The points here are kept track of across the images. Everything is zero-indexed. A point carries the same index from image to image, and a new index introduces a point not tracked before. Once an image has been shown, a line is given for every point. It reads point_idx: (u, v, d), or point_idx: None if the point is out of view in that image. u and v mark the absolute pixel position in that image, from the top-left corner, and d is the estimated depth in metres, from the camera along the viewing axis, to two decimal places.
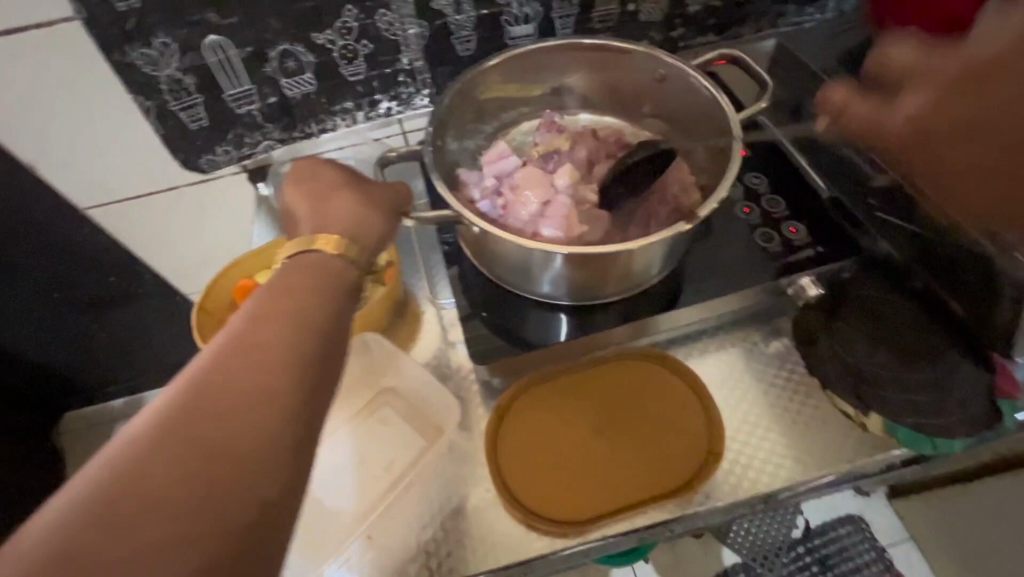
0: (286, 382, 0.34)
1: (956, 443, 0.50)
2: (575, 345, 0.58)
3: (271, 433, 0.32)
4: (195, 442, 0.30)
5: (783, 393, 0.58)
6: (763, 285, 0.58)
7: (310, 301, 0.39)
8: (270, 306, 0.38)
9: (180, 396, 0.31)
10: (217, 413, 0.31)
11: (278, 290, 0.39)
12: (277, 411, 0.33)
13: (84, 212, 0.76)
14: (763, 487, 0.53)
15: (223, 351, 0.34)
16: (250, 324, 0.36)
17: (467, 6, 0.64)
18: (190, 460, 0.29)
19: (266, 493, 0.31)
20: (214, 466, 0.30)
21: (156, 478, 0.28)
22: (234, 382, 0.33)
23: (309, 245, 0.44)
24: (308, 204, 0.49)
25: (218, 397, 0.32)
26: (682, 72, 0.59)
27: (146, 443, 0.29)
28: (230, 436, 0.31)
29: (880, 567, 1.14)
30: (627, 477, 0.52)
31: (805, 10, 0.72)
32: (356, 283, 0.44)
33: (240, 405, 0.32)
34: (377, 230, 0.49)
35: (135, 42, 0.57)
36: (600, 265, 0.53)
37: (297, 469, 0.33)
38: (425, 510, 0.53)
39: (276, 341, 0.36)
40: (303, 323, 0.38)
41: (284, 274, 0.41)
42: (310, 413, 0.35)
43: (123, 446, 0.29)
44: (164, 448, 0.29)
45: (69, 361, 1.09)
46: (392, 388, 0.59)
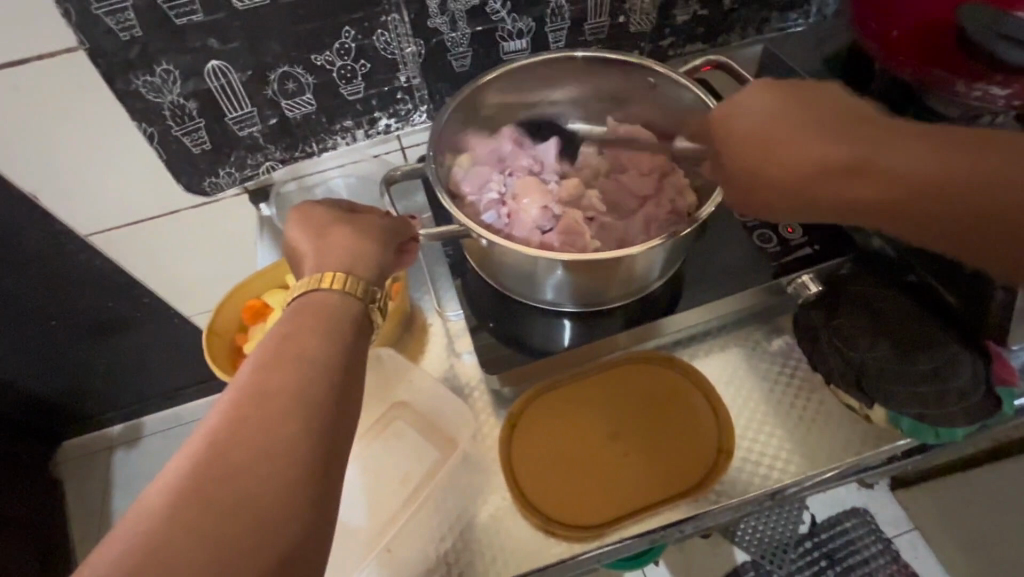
0: (296, 430, 0.34)
1: (958, 431, 0.52)
2: (582, 350, 0.59)
3: (283, 486, 0.33)
4: (209, 505, 0.31)
5: (787, 389, 0.60)
6: (763, 285, 0.60)
7: (315, 344, 0.39)
8: (275, 353, 0.38)
9: (191, 461, 0.32)
10: (228, 474, 0.32)
11: (284, 335, 0.40)
12: (288, 460, 0.33)
13: (86, 238, 0.77)
14: (773, 483, 0.54)
15: (229, 409, 0.34)
16: (258, 375, 0.36)
17: (462, 23, 0.65)
18: (203, 526, 0.30)
19: (281, 551, 0.31)
20: (229, 529, 0.30)
21: (171, 549, 0.29)
22: (243, 439, 0.33)
23: (316, 283, 0.44)
24: (313, 237, 0.49)
25: (227, 455, 0.32)
26: (673, 80, 0.60)
27: (161, 511, 0.30)
28: (242, 495, 0.31)
29: (887, 559, 1.16)
30: (640, 479, 0.53)
31: (789, 15, 0.74)
32: (363, 314, 0.44)
33: (250, 462, 0.32)
34: (377, 260, 0.49)
35: (137, 70, 0.58)
36: (602, 270, 0.54)
37: (312, 520, 0.33)
38: (442, 522, 0.53)
39: (284, 392, 0.36)
40: (310, 368, 0.37)
41: (289, 317, 0.41)
42: (324, 456, 0.35)
43: (139, 516, 0.30)
44: (177, 515, 0.30)
45: (70, 388, 1.09)
46: (404, 402, 0.59)
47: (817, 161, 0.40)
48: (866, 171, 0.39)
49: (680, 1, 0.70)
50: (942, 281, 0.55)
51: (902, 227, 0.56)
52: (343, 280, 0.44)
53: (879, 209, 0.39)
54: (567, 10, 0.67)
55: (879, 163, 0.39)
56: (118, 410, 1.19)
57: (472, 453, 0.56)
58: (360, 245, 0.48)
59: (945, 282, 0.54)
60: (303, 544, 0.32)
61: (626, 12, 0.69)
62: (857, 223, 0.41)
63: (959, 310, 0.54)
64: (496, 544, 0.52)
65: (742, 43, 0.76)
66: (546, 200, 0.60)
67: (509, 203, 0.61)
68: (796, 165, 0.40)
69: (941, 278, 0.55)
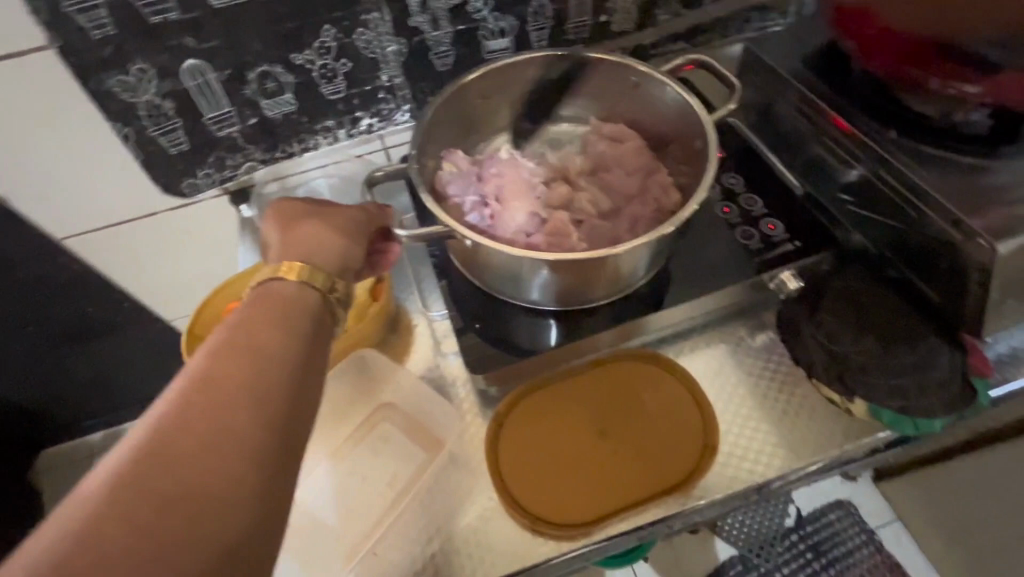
0: (248, 416, 0.34)
1: (936, 422, 0.52)
2: (567, 349, 0.59)
3: (234, 475, 0.32)
4: (153, 493, 0.30)
5: (771, 385, 0.60)
6: (746, 281, 0.60)
7: (270, 332, 0.39)
8: (229, 340, 0.38)
9: (135, 449, 0.31)
10: (176, 462, 0.31)
11: (238, 322, 0.39)
12: (240, 447, 0.33)
13: (61, 242, 0.75)
14: (758, 478, 0.55)
15: (179, 395, 0.34)
16: (210, 363, 0.36)
17: (444, 22, 0.65)
18: (147, 511, 0.29)
19: (231, 536, 0.31)
20: (177, 513, 0.30)
21: (110, 538, 0.28)
22: (194, 424, 0.33)
23: (276, 272, 0.44)
24: (283, 229, 0.50)
25: (175, 440, 0.32)
26: (655, 79, 0.60)
27: (102, 496, 0.29)
28: (191, 480, 0.31)
29: (871, 549, 1.18)
30: (626, 476, 0.53)
31: (769, 15, 0.75)
32: (323, 307, 0.44)
33: (200, 447, 0.32)
34: (344, 253, 0.49)
35: (111, 69, 0.57)
36: (586, 269, 0.54)
37: (263, 509, 0.33)
38: (429, 524, 0.53)
39: (237, 380, 0.35)
40: (265, 358, 0.37)
41: (245, 306, 0.41)
42: (277, 446, 0.35)
43: (77, 503, 0.29)
44: (119, 500, 0.29)
45: (46, 395, 1.06)
46: (390, 403, 0.59)
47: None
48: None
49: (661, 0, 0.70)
50: (920, 277, 0.56)
51: (885, 224, 0.57)
52: (301, 268, 0.45)
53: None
54: (549, 9, 0.67)
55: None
56: (98, 418, 1.17)
57: (459, 454, 0.56)
58: (329, 239, 0.49)
59: (923, 278, 0.56)
60: (251, 535, 0.32)
61: (608, 12, 0.70)
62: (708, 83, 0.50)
63: (936, 304, 0.55)
64: (484, 544, 0.52)
65: (722, 42, 0.76)
66: (527, 203, 0.61)
67: (492, 206, 0.61)
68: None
69: (919, 274, 0.56)
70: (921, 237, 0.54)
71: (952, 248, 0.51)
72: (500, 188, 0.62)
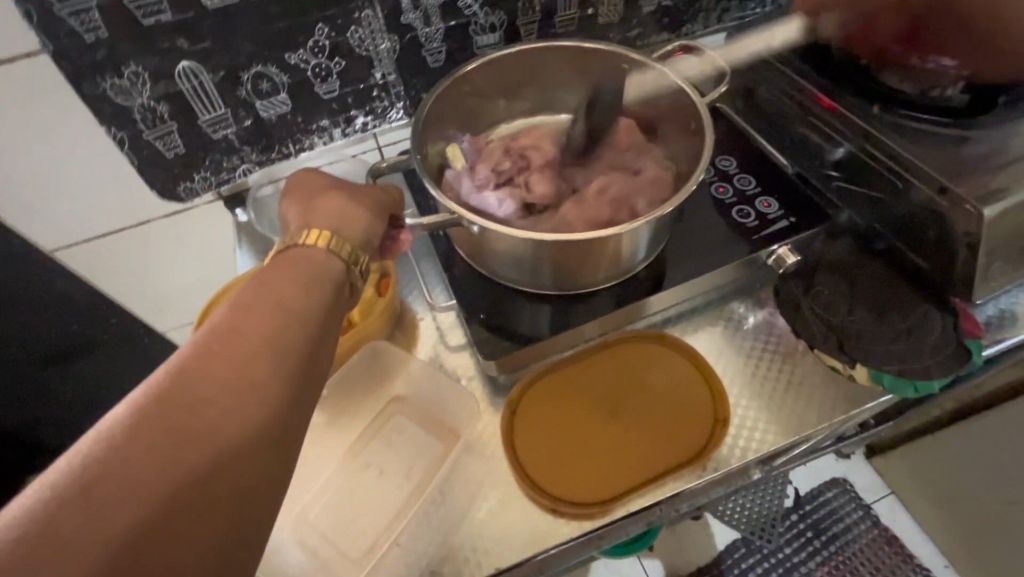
0: (266, 369, 0.35)
1: (935, 383, 0.55)
2: (575, 333, 0.60)
3: (249, 424, 0.33)
4: (174, 430, 0.31)
5: (774, 359, 0.62)
6: (744, 258, 0.61)
7: (291, 292, 0.40)
8: (252, 298, 0.38)
9: (160, 388, 0.32)
10: (196, 404, 0.32)
11: (261, 281, 0.40)
12: (257, 397, 0.34)
13: (51, 254, 0.73)
14: (769, 447, 0.56)
15: (202, 342, 0.35)
16: (233, 316, 0.37)
17: (436, 18, 0.66)
18: (165, 445, 0.30)
19: (241, 480, 0.32)
20: (191, 451, 0.31)
21: (130, 465, 0.29)
22: (213, 370, 0.34)
23: (296, 241, 0.45)
24: (302, 206, 0.50)
25: (195, 384, 0.33)
26: (646, 66, 0.61)
27: (124, 429, 0.30)
28: (208, 422, 0.32)
29: (868, 523, 1.21)
30: (641, 450, 0.54)
31: (747, 4, 0.77)
32: (342, 275, 0.45)
33: (218, 392, 0.33)
34: (365, 228, 0.49)
35: (105, 73, 0.56)
36: (590, 250, 0.55)
37: (272, 461, 0.34)
38: (450, 513, 0.53)
39: (258, 334, 0.36)
40: (287, 316, 0.38)
41: (271, 267, 0.42)
42: (290, 403, 0.36)
43: (101, 433, 0.30)
44: (140, 434, 0.30)
45: (33, 418, 1.04)
46: (402, 397, 0.59)
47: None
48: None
49: None
50: (910, 247, 0.58)
51: (874, 197, 0.59)
52: (327, 238, 0.45)
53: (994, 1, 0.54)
54: (538, 3, 0.69)
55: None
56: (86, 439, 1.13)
57: (475, 443, 0.56)
58: (352, 212, 0.49)
59: (913, 248, 0.58)
60: (260, 483, 0.33)
61: (594, 5, 0.71)
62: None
63: (925, 272, 0.57)
64: (506, 529, 0.52)
65: (704, 32, 0.79)
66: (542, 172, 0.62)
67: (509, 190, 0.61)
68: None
69: (909, 245, 0.58)
70: (911, 208, 0.56)
71: (938, 215, 0.53)
72: (504, 174, 0.63)
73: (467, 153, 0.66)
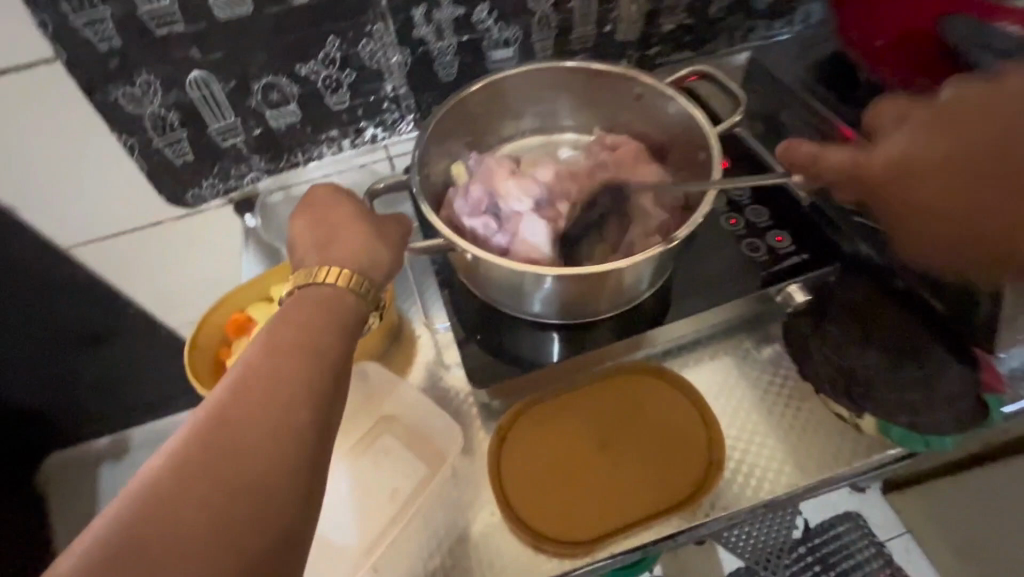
0: (302, 415, 0.35)
1: (948, 439, 0.52)
2: (570, 363, 0.58)
3: (289, 470, 0.33)
4: (215, 482, 0.31)
5: (778, 398, 0.59)
6: (753, 295, 0.60)
7: (324, 333, 0.40)
8: (287, 339, 0.38)
9: (201, 436, 0.32)
10: (237, 453, 0.32)
11: (293, 320, 0.40)
12: (294, 444, 0.34)
13: (67, 250, 0.75)
14: (766, 495, 0.54)
15: (239, 387, 0.35)
16: (263, 358, 0.37)
17: (448, 33, 0.65)
18: (207, 497, 0.30)
19: (282, 530, 0.32)
20: (233, 502, 0.31)
21: (175, 520, 0.29)
22: (253, 417, 0.34)
23: (313, 276, 0.44)
24: (306, 225, 0.49)
25: (235, 433, 0.33)
26: (658, 90, 0.59)
27: (166, 480, 0.30)
28: (249, 472, 0.32)
29: (880, 562, 1.16)
30: (642, 492, 0.52)
31: (775, 24, 0.74)
32: (342, 296, 0.44)
33: (257, 440, 0.33)
34: (357, 248, 0.47)
35: (117, 81, 0.57)
36: (589, 282, 0.53)
37: (308, 507, 0.34)
38: (430, 538, 0.53)
39: (294, 378, 0.36)
40: (315, 356, 0.38)
41: (300, 303, 0.42)
42: (323, 445, 0.36)
43: (143, 484, 0.30)
44: (183, 485, 0.30)
45: (53, 399, 1.08)
46: (392, 415, 0.58)
47: (979, 188, 0.37)
48: (931, 194, 0.39)
49: (668, 9, 0.70)
50: (930, 290, 0.54)
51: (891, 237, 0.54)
52: (344, 274, 0.44)
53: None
54: (553, 19, 0.67)
55: (1016, 180, 0.36)
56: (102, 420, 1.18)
57: (462, 468, 0.56)
58: (347, 232, 0.48)
59: (933, 291, 0.53)
60: (302, 530, 0.33)
61: (613, 21, 0.69)
62: (901, 197, 0.41)
63: (946, 317, 0.53)
64: (489, 560, 0.52)
65: (728, 51, 0.76)
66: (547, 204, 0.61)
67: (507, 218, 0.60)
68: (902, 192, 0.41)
69: (930, 288, 0.53)
70: None
71: None
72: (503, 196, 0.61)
73: (470, 175, 0.64)
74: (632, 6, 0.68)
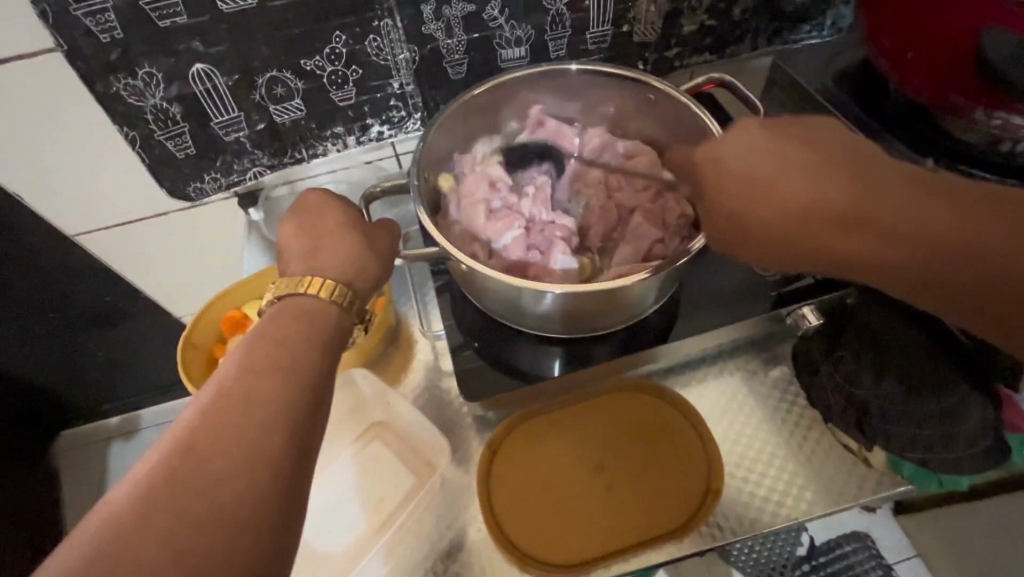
0: (277, 439, 0.34)
1: (964, 478, 0.50)
2: (567, 380, 0.56)
3: (263, 498, 0.32)
4: (181, 514, 0.30)
5: (783, 424, 0.57)
6: (762, 316, 0.57)
7: (305, 351, 0.39)
8: (264, 358, 0.37)
9: (168, 464, 0.31)
10: (205, 484, 0.31)
11: (273, 337, 0.39)
12: (268, 470, 0.33)
13: (73, 238, 0.76)
14: (764, 526, 0.52)
15: (212, 410, 0.34)
16: (237, 380, 0.36)
17: (458, 30, 0.63)
18: (173, 529, 0.29)
19: (255, 559, 0.30)
20: (200, 534, 0.29)
21: (138, 555, 0.28)
22: (223, 443, 0.32)
23: (299, 287, 0.43)
24: (300, 230, 0.48)
25: (205, 462, 0.31)
26: (673, 98, 0.57)
27: (130, 512, 0.29)
28: (218, 503, 0.31)
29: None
30: (638, 519, 0.50)
31: (802, 28, 0.71)
32: (330, 307, 0.43)
33: (228, 467, 0.32)
34: (348, 255, 0.46)
35: (119, 73, 0.56)
36: (590, 299, 0.51)
37: (284, 534, 0.32)
38: (415, 551, 0.52)
39: (269, 400, 0.35)
40: (292, 376, 0.37)
41: (281, 318, 0.41)
42: (300, 470, 0.34)
43: (108, 515, 0.29)
44: (147, 518, 0.29)
45: (64, 380, 1.10)
46: (384, 422, 0.57)
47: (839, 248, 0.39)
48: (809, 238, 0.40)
49: (689, 10, 0.67)
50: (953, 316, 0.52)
51: None
52: (331, 286, 0.43)
53: (924, 283, 0.39)
54: (568, 18, 0.65)
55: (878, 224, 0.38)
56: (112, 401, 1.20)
57: (451, 481, 0.55)
58: (340, 239, 0.47)
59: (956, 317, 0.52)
60: (275, 563, 0.31)
61: (630, 21, 0.67)
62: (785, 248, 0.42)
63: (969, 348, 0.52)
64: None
65: (750, 55, 0.73)
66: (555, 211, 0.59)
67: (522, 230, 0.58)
68: (772, 198, 0.39)
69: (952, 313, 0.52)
70: None
71: None
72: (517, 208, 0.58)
73: (472, 197, 0.59)
74: (650, 6, 0.66)
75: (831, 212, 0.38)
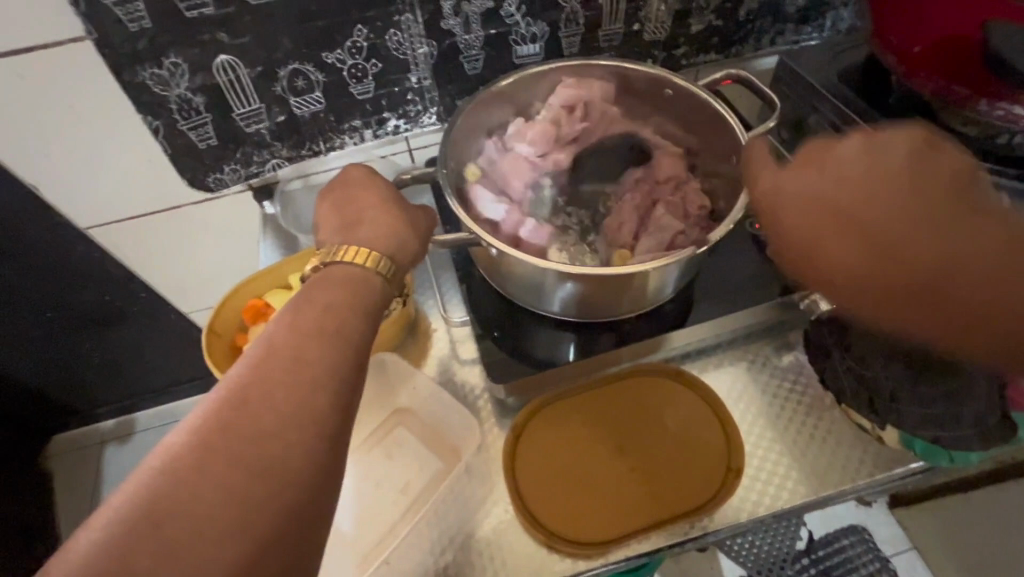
0: (324, 398, 0.35)
1: (972, 454, 0.51)
2: (587, 363, 0.58)
3: (311, 452, 0.33)
4: (235, 459, 0.31)
5: (797, 408, 0.58)
6: (775, 301, 0.59)
7: (347, 318, 0.39)
8: (310, 321, 0.38)
9: (222, 413, 0.32)
10: (256, 434, 0.32)
11: (317, 303, 0.40)
12: (315, 427, 0.33)
13: (85, 230, 0.76)
14: (782, 504, 0.53)
15: (263, 366, 0.35)
16: (286, 341, 0.36)
17: (476, 25, 0.64)
18: (230, 473, 0.30)
19: (304, 509, 0.32)
20: (254, 481, 0.30)
21: (198, 494, 0.29)
22: (274, 398, 0.33)
23: (339, 256, 0.44)
24: (335, 212, 0.49)
25: (258, 414, 0.32)
26: (689, 92, 0.59)
27: (188, 456, 0.30)
28: (270, 454, 0.31)
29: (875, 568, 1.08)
30: (656, 492, 0.52)
31: (803, 29, 0.74)
32: (369, 281, 0.43)
33: (279, 421, 0.33)
34: (382, 235, 0.47)
35: (145, 63, 0.57)
36: (616, 284, 0.52)
37: (326, 488, 0.33)
38: (441, 534, 0.52)
39: (316, 361, 0.36)
40: (337, 338, 0.38)
41: (324, 285, 0.42)
42: (341, 429, 0.35)
43: (167, 457, 0.30)
44: (205, 461, 0.30)
45: (60, 381, 1.09)
46: (407, 408, 0.58)
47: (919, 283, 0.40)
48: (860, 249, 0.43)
49: (697, 10, 0.69)
50: None
51: None
52: (376, 257, 0.44)
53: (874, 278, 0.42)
54: (581, 16, 0.67)
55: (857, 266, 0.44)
56: (105, 401, 1.19)
57: (475, 464, 0.55)
58: (376, 215, 0.48)
59: None
60: (319, 512, 0.33)
61: (641, 20, 0.69)
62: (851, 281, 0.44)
63: None
64: (497, 558, 0.51)
65: (754, 55, 0.75)
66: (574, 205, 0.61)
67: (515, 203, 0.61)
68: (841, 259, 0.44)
69: None
70: None
71: None
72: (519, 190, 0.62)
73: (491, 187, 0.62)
74: (660, 6, 0.68)
75: (914, 262, 0.40)
